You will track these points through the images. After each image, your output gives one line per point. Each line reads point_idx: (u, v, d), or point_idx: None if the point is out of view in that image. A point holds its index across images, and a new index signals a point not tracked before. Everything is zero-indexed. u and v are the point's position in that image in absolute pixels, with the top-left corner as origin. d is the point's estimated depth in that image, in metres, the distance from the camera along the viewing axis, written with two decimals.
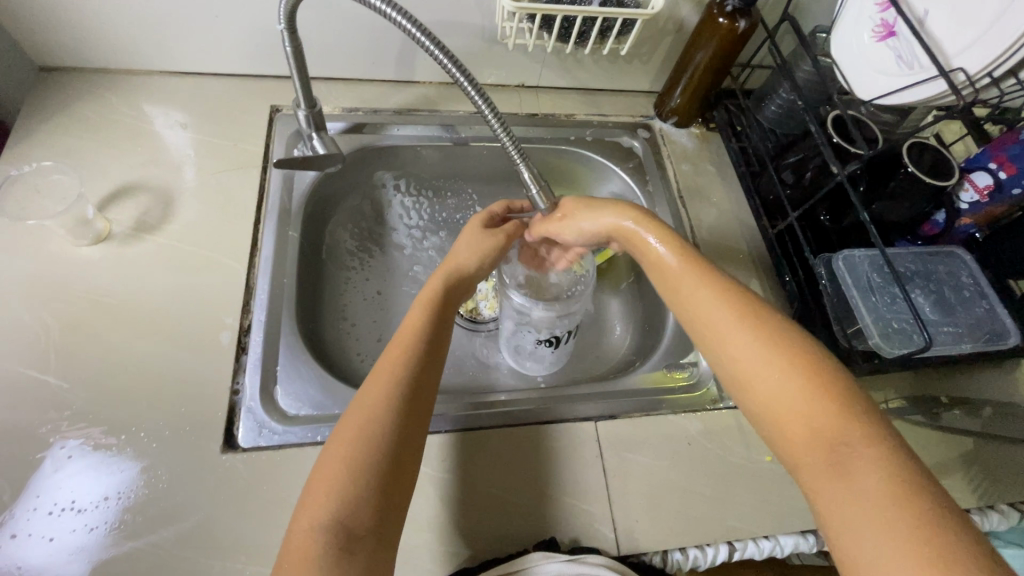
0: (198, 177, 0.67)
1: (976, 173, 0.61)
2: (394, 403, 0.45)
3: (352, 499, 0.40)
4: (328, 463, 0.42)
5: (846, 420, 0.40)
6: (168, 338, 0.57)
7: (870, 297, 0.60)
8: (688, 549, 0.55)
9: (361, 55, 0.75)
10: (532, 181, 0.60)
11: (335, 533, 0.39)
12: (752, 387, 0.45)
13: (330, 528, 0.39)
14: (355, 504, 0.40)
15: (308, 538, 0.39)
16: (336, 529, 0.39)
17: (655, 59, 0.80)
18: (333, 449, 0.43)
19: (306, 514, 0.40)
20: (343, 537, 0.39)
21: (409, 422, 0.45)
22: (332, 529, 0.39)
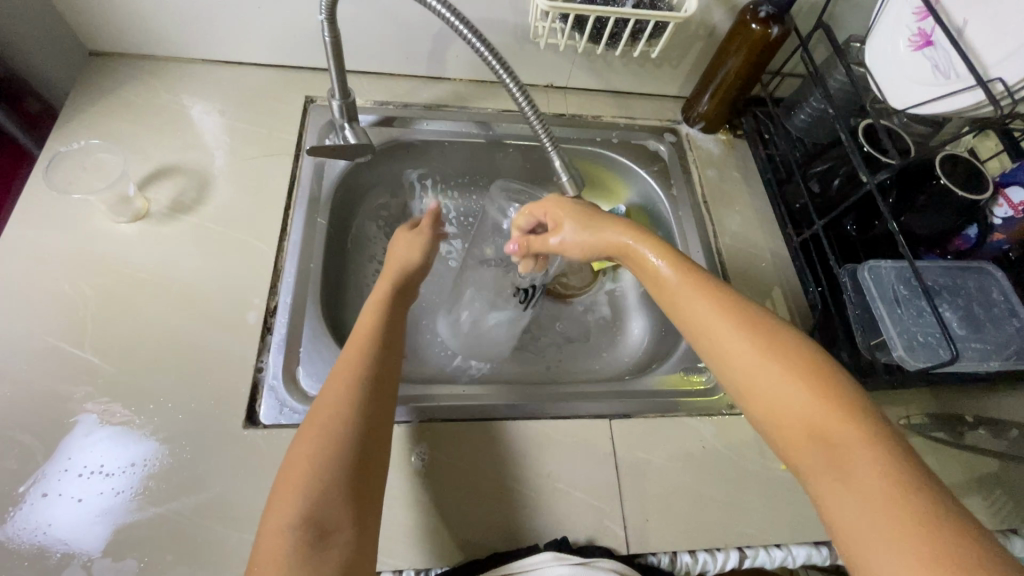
0: (233, 162, 0.70)
1: (1011, 189, 0.62)
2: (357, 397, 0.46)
3: (319, 495, 0.41)
4: (295, 462, 0.43)
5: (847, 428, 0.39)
6: (198, 314, 0.59)
7: (896, 309, 0.59)
8: (698, 552, 0.54)
9: (396, 51, 0.77)
10: (562, 169, 0.64)
11: (309, 534, 0.39)
12: (764, 402, 0.43)
13: (300, 530, 0.39)
14: (327, 501, 0.41)
15: (277, 541, 0.39)
16: (308, 529, 0.39)
17: (685, 64, 0.80)
18: (299, 449, 0.44)
19: (274, 518, 0.40)
20: (314, 536, 0.39)
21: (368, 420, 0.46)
22: (302, 528, 0.39)
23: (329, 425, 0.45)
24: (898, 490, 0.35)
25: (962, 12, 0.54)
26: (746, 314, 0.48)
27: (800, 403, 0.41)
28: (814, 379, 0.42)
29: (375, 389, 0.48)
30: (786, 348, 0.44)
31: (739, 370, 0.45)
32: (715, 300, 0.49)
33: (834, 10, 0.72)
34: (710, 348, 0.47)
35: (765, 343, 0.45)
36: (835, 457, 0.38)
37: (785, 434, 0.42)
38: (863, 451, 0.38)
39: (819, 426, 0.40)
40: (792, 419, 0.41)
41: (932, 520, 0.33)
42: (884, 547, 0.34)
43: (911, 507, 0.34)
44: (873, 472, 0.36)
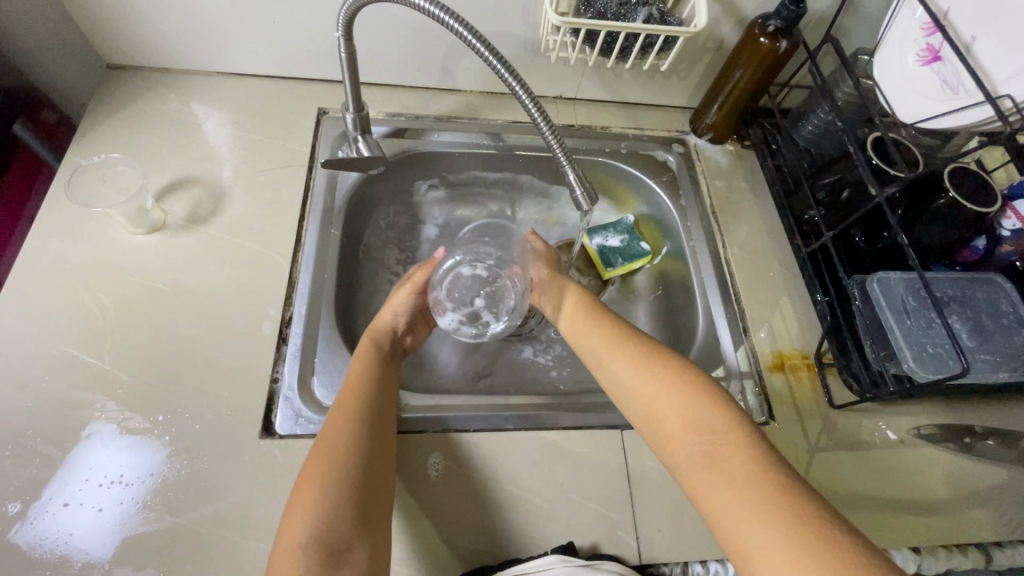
0: (247, 173, 0.71)
1: (1019, 202, 0.62)
2: (358, 426, 0.51)
3: (328, 517, 0.44)
4: (304, 487, 0.46)
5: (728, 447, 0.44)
6: (215, 325, 0.60)
7: (906, 320, 0.60)
8: (709, 563, 0.55)
9: (407, 63, 0.78)
10: (577, 182, 0.62)
11: (318, 546, 0.43)
12: (650, 412, 0.51)
13: (312, 545, 0.43)
14: (331, 513, 0.44)
15: (289, 559, 0.42)
16: (319, 550, 0.42)
17: (693, 76, 0.81)
18: (307, 474, 0.47)
19: (288, 538, 0.44)
20: (328, 555, 0.42)
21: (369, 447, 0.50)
22: (313, 549, 0.42)
23: (331, 442, 0.49)
24: (750, 469, 0.42)
25: (970, 28, 0.54)
26: (634, 343, 0.57)
27: (671, 410, 0.50)
28: (682, 386, 0.51)
29: (373, 421, 0.52)
30: (664, 364, 0.54)
31: (631, 387, 0.54)
32: (612, 334, 0.59)
33: (841, 23, 0.72)
34: (610, 374, 0.57)
35: (645, 362, 0.54)
36: (701, 451, 0.46)
37: (666, 440, 0.49)
38: (721, 441, 0.45)
39: (689, 424, 0.48)
40: (671, 422, 0.49)
41: (775, 488, 0.40)
42: (743, 524, 0.40)
43: (759, 482, 0.41)
44: (734, 458, 0.43)
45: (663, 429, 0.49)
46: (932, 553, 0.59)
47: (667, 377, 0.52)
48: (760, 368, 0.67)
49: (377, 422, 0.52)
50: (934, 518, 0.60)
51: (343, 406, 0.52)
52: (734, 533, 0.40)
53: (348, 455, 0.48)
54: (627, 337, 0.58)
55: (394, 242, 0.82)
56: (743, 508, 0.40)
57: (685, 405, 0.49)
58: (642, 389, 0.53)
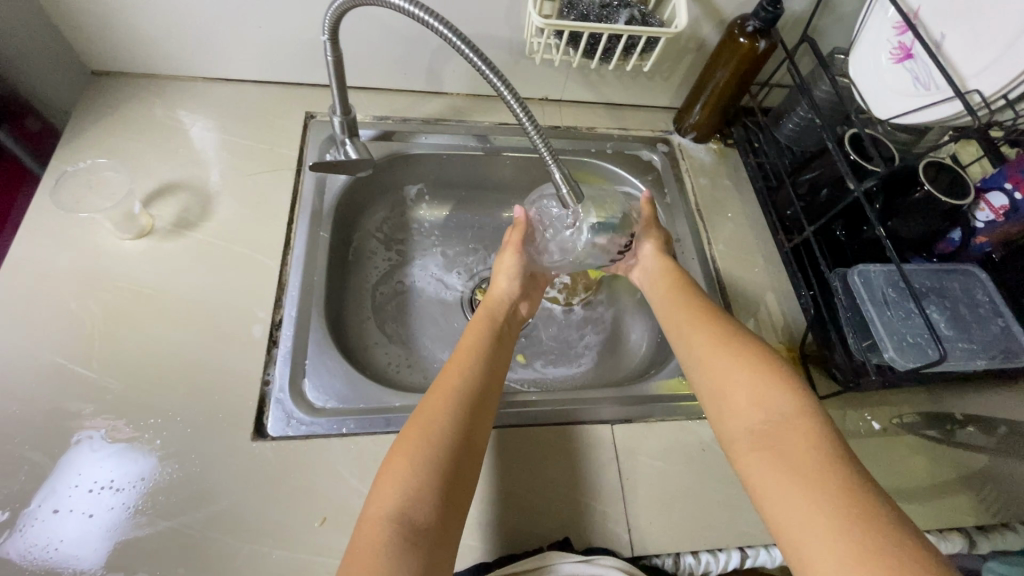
0: (236, 178, 0.71)
1: (992, 194, 0.63)
2: (458, 408, 0.51)
3: (416, 493, 0.44)
4: (397, 456, 0.47)
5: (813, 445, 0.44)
6: (205, 329, 0.60)
7: (885, 311, 0.61)
8: (700, 553, 0.56)
9: (393, 67, 0.78)
10: (562, 182, 0.63)
11: (405, 523, 0.42)
12: (721, 396, 0.52)
13: (399, 520, 0.42)
14: (419, 495, 0.44)
15: (377, 526, 0.42)
16: (403, 523, 0.42)
17: (676, 77, 0.83)
18: (402, 443, 0.48)
19: (376, 503, 0.44)
20: (409, 530, 0.42)
21: (465, 432, 0.49)
22: (399, 523, 0.42)
23: (424, 425, 0.49)
24: (817, 463, 0.43)
25: (939, 26, 0.56)
26: (719, 324, 0.58)
27: (749, 391, 0.50)
28: (765, 369, 0.51)
29: (472, 404, 0.52)
30: (746, 346, 0.54)
31: (709, 364, 0.54)
32: (697, 313, 0.60)
33: (818, 24, 0.74)
34: (691, 348, 0.57)
35: (728, 344, 0.55)
36: (770, 440, 0.46)
37: (732, 420, 0.50)
38: (790, 430, 0.46)
39: (761, 408, 0.48)
40: (740, 408, 0.50)
41: (844, 486, 0.41)
42: (800, 510, 0.41)
43: (826, 474, 0.42)
44: (799, 446, 0.44)
45: (749, 412, 0.49)
46: None
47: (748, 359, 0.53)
48: None
49: (479, 405, 0.52)
50: (918, 504, 0.61)
51: (444, 386, 0.53)
52: (801, 522, 0.41)
53: (443, 435, 0.48)
54: (713, 317, 0.59)
55: (382, 245, 0.83)
56: (810, 511, 0.40)
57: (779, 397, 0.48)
58: (734, 371, 0.52)
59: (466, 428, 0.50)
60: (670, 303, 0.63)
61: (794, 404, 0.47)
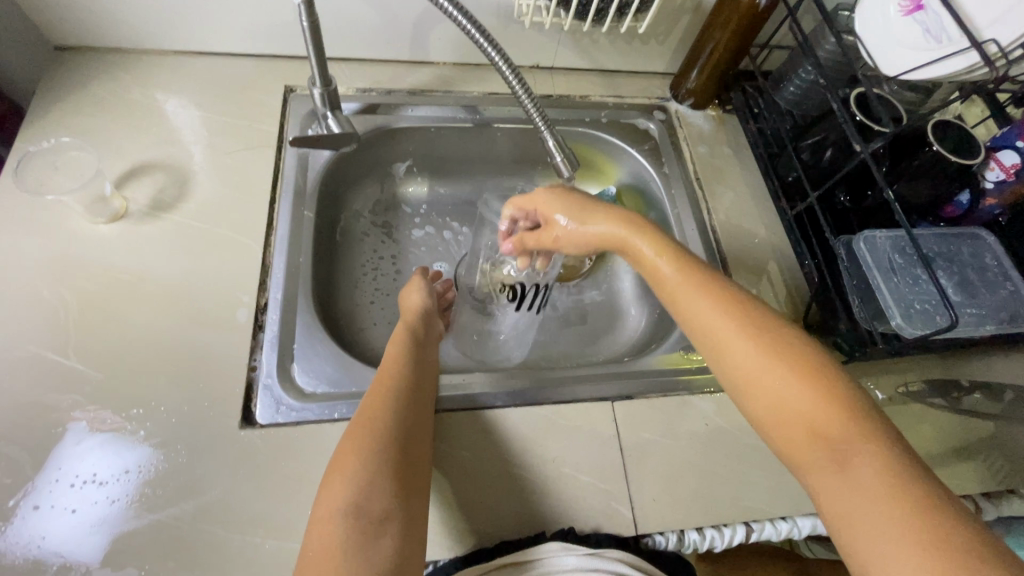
0: (213, 156, 0.67)
1: (1003, 153, 0.60)
2: (399, 411, 0.50)
3: (367, 490, 0.43)
4: (341, 464, 0.45)
5: (845, 425, 0.40)
6: (186, 314, 0.58)
7: (892, 278, 0.60)
8: (706, 529, 0.55)
9: (376, 36, 0.74)
10: (556, 149, 0.60)
11: (361, 519, 0.41)
12: (738, 380, 0.45)
13: (352, 513, 0.41)
14: (371, 490, 0.43)
15: (330, 527, 0.41)
16: (359, 520, 0.41)
17: (672, 40, 0.79)
18: (344, 452, 0.46)
19: (327, 505, 0.43)
20: (368, 525, 0.41)
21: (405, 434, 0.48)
22: (354, 520, 0.41)
23: (364, 430, 0.47)
24: (844, 445, 0.39)
25: None
26: (743, 315, 0.47)
27: (806, 406, 0.41)
28: (817, 379, 0.42)
29: (410, 405, 0.51)
30: (785, 346, 0.44)
31: (716, 345, 0.47)
32: (718, 301, 0.48)
33: None
34: (719, 348, 0.47)
35: (765, 341, 0.45)
36: (803, 425, 0.41)
37: (784, 436, 0.42)
38: (854, 446, 0.39)
39: (818, 430, 0.40)
40: (792, 424, 0.42)
41: (885, 474, 0.37)
42: (872, 539, 0.35)
43: (862, 463, 0.38)
44: (865, 465, 0.37)
45: (766, 399, 0.43)
46: None
47: (790, 362, 0.43)
48: None
49: (418, 407, 0.52)
50: None
51: (380, 391, 0.52)
52: (845, 513, 0.37)
53: (383, 438, 0.47)
54: (734, 305, 0.47)
55: (371, 225, 0.80)
56: (853, 499, 0.37)
57: (794, 376, 0.43)
58: (740, 348, 0.45)
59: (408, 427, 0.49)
60: (655, 269, 0.52)
61: (850, 416, 0.40)
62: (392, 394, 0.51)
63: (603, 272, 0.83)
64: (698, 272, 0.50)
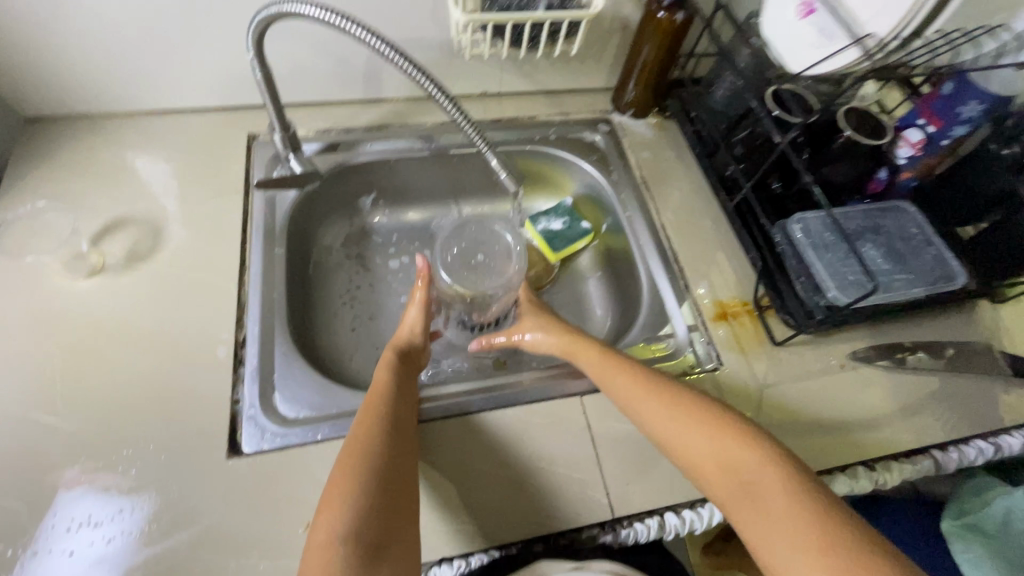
0: (185, 205, 0.71)
1: (908, 131, 0.66)
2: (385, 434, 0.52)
3: (360, 515, 0.46)
4: (333, 490, 0.48)
5: (754, 458, 0.48)
6: (167, 356, 0.60)
7: (825, 254, 0.65)
8: (683, 512, 0.58)
9: (330, 80, 0.79)
10: (500, 167, 0.65)
11: (354, 543, 0.44)
12: (663, 440, 0.55)
13: (349, 541, 0.44)
14: (363, 515, 0.46)
15: (326, 552, 0.44)
16: (353, 545, 0.44)
17: (606, 58, 0.85)
18: (334, 478, 0.49)
19: (324, 531, 0.45)
20: (364, 551, 0.44)
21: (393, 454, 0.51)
22: (350, 544, 0.44)
23: (353, 455, 0.50)
24: (759, 476, 0.47)
25: None
26: (658, 383, 0.58)
27: (720, 446, 0.50)
28: (725, 425, 0.52)
29: (397, 424, 0.54)
30: (695, 406, 0.54)
31: (641, 412, 0.57)
32: (632, 371, 0.59)
33: None
34: (640, 414, 0.57)
35: (677, 402, 0.55)
36: (721, 464, 0.50)
37: (708, 478, 0.50)
38: (761, 473, 0.47)
39: (732, 467, 0.49)
40: (708, 467, 0.50)
41: (789, 492, 0.45)
42: (783, 550, 0.42)
43: (770, 486, 0.46)
44: (772, 489, 0.46)
45: (687, 451, 0.52)
46: (887, 468, 0.62)
47: (701, 416, 0.53)
48: (703, 319, 0.71)
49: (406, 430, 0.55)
50: (879, 432, 0.64)
51: (366, 414, 0.55)
52: (761, 534, 0.44)
53: (372, 459, 0.50)
54: (652, 380, 0.58)
55: (344, 256, 0.85)
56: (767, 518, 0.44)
57: (708, 427, 0.52)
58: (658, 408, 0.55)
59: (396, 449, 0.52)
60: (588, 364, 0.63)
61: (762, 455, 0.48)
62: (377, 420, 0.53)
63: (570, 278, 0.88)
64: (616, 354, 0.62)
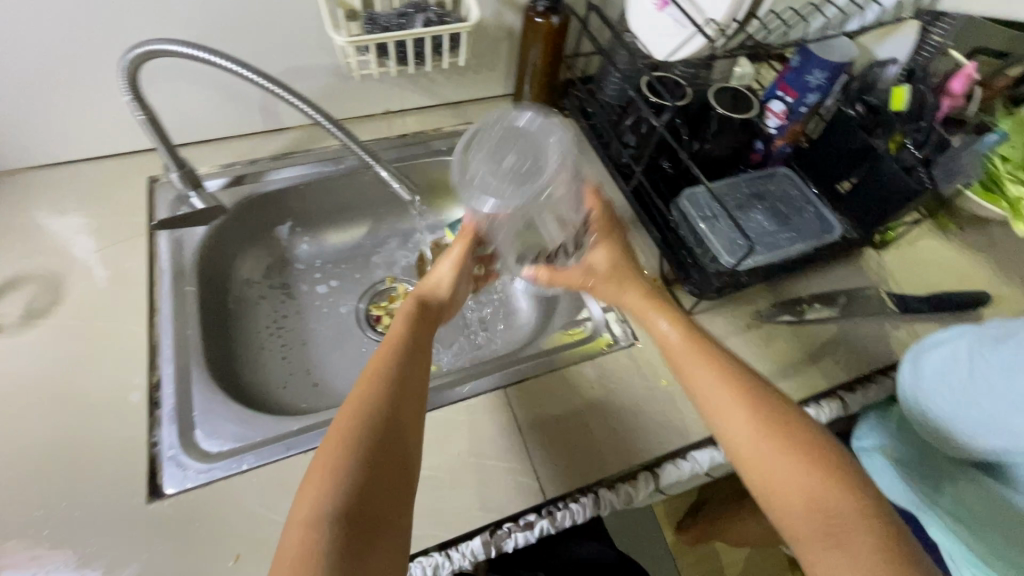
0: (85, 256, 0.70)
1: (772, 103, 0.73)
2: (386, 414, 0.48)
3: (347, 492, 0.43)
4: (322, 457, 0.45)
5: (859, 515, 0.44)
6: (77, 410, 0.59)
7: (714, 224, 0.70)
8: (617, 485, 0.61)
9: (227, 115, 0.80)
10: (392, 179, 0.73)
11: (339, 524, 0.41)
12: (739, 453, 0.49)
13: (335, 520, 0.41)
14: (351, 494, 0.43)
15: (309, 530, 0.41)
16: (340, 525, 0.41)
17: (499, 66, 0.89)
18: (326, 446, 0.46)
19: (307, 503, 0.42)
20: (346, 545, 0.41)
21: (387, 433, 0.47)
22: (335, 522, 0.41)
23: (346, 423, 0.47)
24: (859, 533, 0.43)
25: None
26: (760, 396, 0.50)
27: (817, 489, 0.45)
28: (824, 461, 0.46)
29: (401, 397, 0.50)
30: (800, 436, 0.48)
31: (730, 424, 0.50)
32: (725, 374, 0.52)
33: None
34: (723, 419, 0.50)
35: (778, 426, 0.48)
36: (813, 508, 0.45)
37: (784, 507, 0.46)
38: (858, 532, 0.43)
39: (825, 512, 0.44)
40: (795, 499, 0.45)
41: (892, 562, 0.41)
42: None
43: (870, 547, 0.42)
44: (872, 551, 0.42)
45: (770, 472, 0.47)
46: None
47: (804, 448, 0.47)
48: None
49: (411, 413, 0.50)
50: (785, 381, 0.69)
51: (368, 379, 0.51)
52: None
53: (363, 436, 0.46)
54: (750, 390, 0.51)
55: (264, 286, 0.84)
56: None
57: (809, 461, 0.46)
58: (751, 426, 0.49)
59: (398, 434, 0.48)
60: (665, 340, 0.58)
61: (864, 511, 0.44)
62: (377, 388, 0.50)
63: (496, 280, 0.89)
64: (705, 343, 0.55)
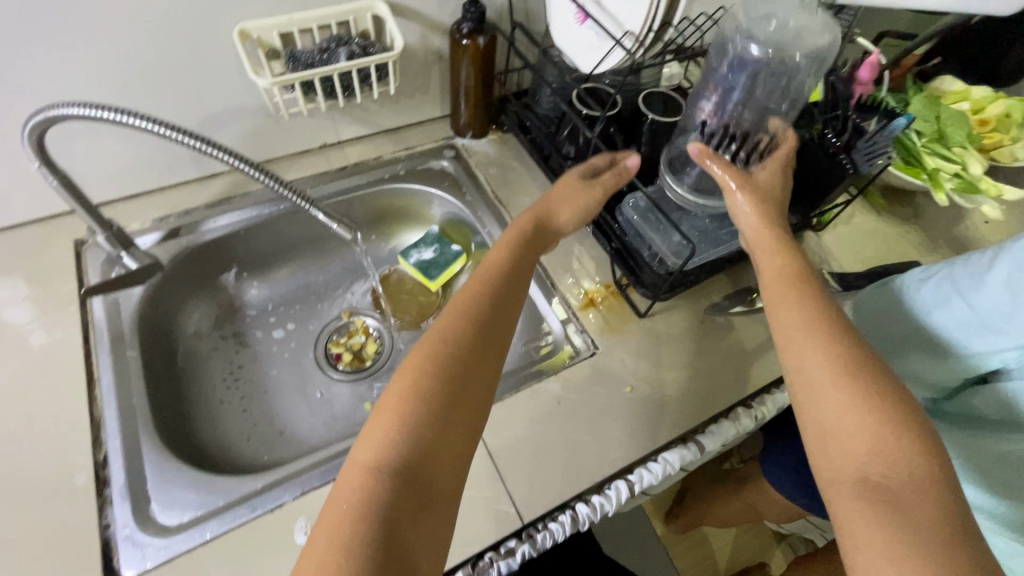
0: (11, 333, 0.65)
1: None
2: (460, 376, 0.49)
3: (405, 444, 0.44)
4: (394, 397, 0.47)
5: (925, 470, 0.40)
6: (16, 502, 0.55)
7: (656, 225, 0.71)
8: (592, 499, 0.61)
9: (153, 166, 0.76)
10: (329, 220, 0.70)
11: (392, 477, 0.43)
12: (801, 377, 0.47)
13: (391, 472, 0.43)
14: (412, 445, 0.44)
15: (366, 474, 0.42)
16: (396, 477, 0.43)
17: (433, 89, 0.88)
18: (400, 385, 0.48)
19: (369, 445, 0.44)
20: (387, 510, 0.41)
21: (454, 400, 0.48)
22: (391, 474, 0.43)
23: (423, 369, 0.48)
24: (914, 483, 0.40)
25: None
26: (844, 336, 0.48)
27: (877, 431, 0.42)
28: (898, 410, 0.43)
29: (476, 360, 0.51)
30: (878, 381, 0.45)
31: (799, 344, 0.49)
32: (817, 308, 0.51)
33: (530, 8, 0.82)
34: (792, 341, 0.50)
35: (854, 367, 0.46)
36: (871, 451, 0.42)
37: (829, 443, 0.44)
38: (912, 484, 0.40)
39: (881, 454, 0.41)
40: (852, 438, 0.43)
41: (943, 519, 0.38)
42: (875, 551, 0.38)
43: (917, 500, 0.39)
44: (926, 507, 0.38)
45: (821, 395, 0.46)
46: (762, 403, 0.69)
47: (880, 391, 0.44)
48: (574, 310, 0.75)
49: (481, 387, 0.50)
50: (744, 371, 0.71)
51: (454, 329, 0.52)
52: (857, 530, 0.39)
53: (433, 390, 0.47)
54: (838, 332, 0.48)
55: (214, 337, 0.81)
56: (882, 523, 0.38)
57: (878, 404, 0.43)
58: (823, 357, 0.47)
59: (470, 401, 0.49)
60: (773, 273, 0.55)
61: (929, 471, 0.40)
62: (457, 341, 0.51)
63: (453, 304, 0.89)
64: (806, 287, 0.53)
